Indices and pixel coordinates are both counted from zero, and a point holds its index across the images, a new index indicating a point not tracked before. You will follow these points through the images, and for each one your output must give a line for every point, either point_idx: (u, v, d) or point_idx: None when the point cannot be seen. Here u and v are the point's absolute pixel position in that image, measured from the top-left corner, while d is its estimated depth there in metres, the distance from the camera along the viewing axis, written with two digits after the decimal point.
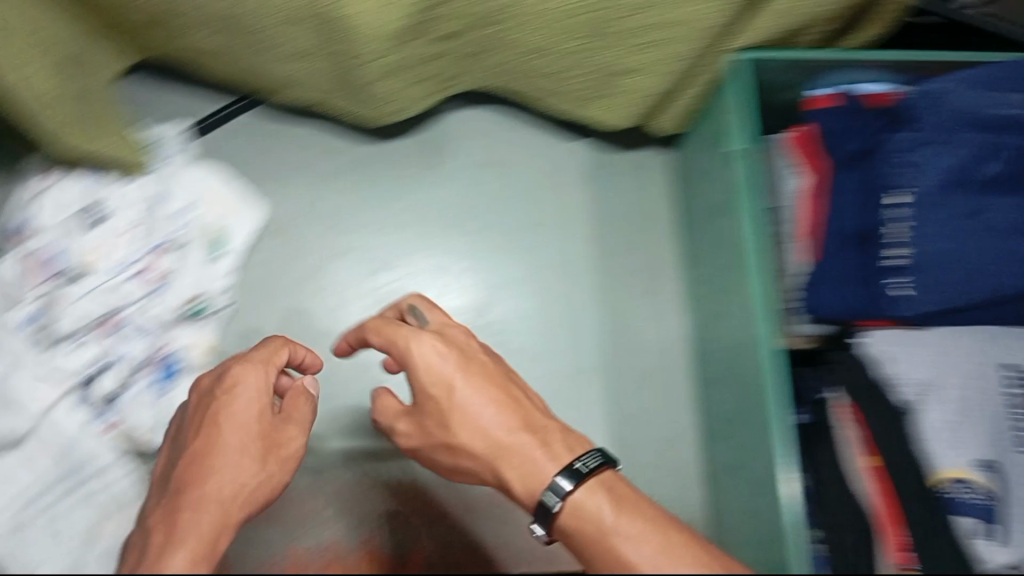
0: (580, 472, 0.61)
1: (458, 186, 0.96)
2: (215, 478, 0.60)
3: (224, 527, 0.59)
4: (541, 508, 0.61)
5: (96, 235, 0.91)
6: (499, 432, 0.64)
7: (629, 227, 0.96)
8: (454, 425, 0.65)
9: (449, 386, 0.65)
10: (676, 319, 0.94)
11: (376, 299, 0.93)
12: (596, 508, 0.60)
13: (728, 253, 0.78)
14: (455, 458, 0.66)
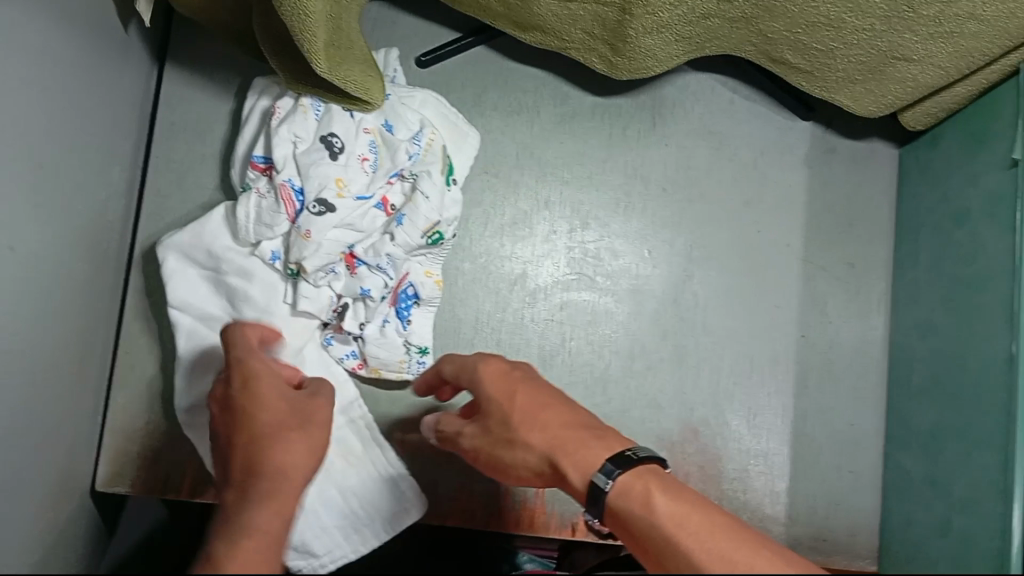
0: (626, 459, 0.61)
1: (681, 154, 0.95)
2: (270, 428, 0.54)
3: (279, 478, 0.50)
4: (592, 491, 0.61)
5: (335, 165, 0.82)
6: (552, 426, 0.65)
7: (843, 221, 0.94)
8: (504, 414, 0.66)
9: (508, 390, 0.67)
10: (879, 319, 0.93)
11: (570, 257, 0.92)
12: (639, 496, 0.60)
13: (978, 260, 0.78)
14: (522, 455, 0.65)
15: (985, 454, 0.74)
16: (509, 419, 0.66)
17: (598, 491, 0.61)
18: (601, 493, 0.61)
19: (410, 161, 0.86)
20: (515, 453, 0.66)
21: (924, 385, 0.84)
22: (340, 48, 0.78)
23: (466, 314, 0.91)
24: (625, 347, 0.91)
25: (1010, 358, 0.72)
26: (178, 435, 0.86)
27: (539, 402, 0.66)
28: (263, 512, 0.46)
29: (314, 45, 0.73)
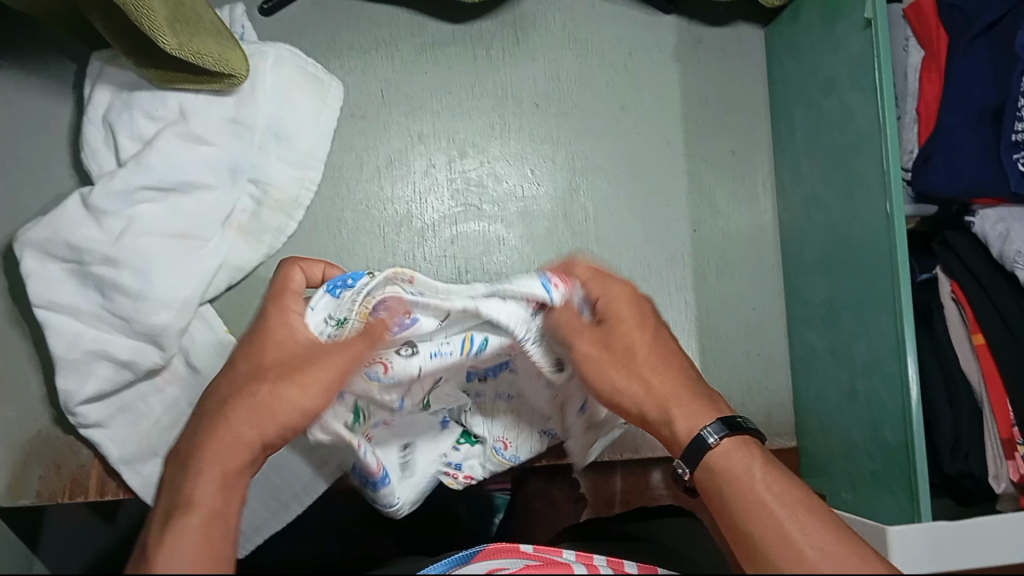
0: (737, 423, 0.57)
1: (550, 68, 0.92)
2: (263, 396, 0.53)
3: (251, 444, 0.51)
4: (694, 443, 0.57)
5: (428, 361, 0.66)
6: (668, 379, 0.60)
7: (720, 110, 0.94)
8: (626, 347, 0.60)
9: (635, 323, 0.60)
10: (767, 202, 0.94)
11: (452, 189, 0.90)
12: (746, 461, 0.56)
13: (848, 128, 0.78)
14: (638, 389, 0.59)
15: (877, 317, 0.75)
16: (635, 352, 0.60)
17: (704, 444, 0.57)
18: (704, 447, 0.56)
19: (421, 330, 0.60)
20: (625, 387, 0.59)
21: (816, 262, 0.85)
22: (188, 23, 0.73)
23: (356, 265, 0.89)
24: (523, 272, 0.90)
25: (886, 219, 0.73)
26: (77, 436, 0.84)
27: (665, 350, 0.61)
28: (207, 479, 0.47)
29: (153, 22, 0.68)
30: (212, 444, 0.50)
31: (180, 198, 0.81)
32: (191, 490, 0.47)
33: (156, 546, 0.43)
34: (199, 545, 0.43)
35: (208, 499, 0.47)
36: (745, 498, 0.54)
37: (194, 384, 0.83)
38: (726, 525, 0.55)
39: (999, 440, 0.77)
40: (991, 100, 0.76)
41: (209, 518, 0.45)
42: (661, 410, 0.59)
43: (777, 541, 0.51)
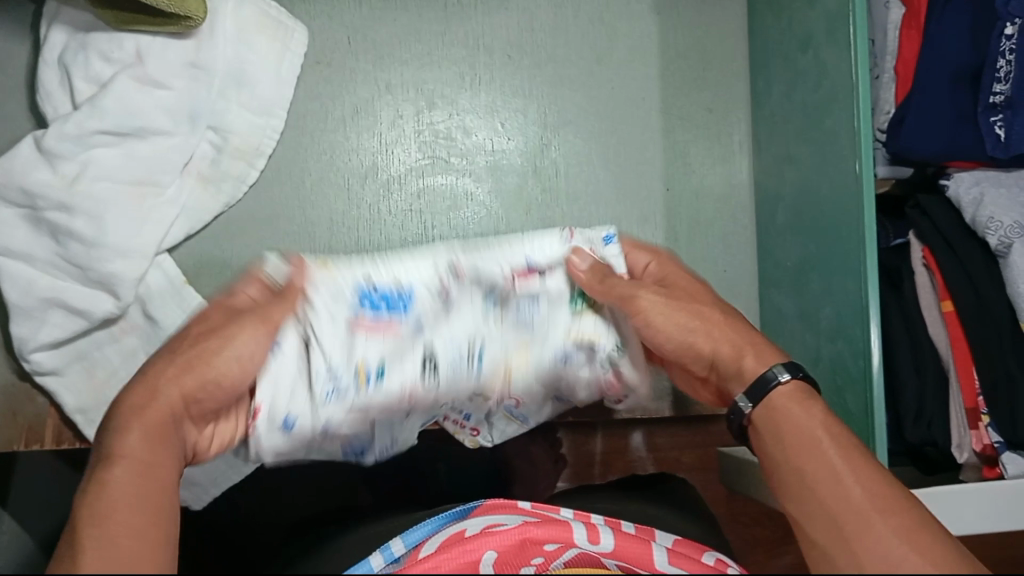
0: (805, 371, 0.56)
1: (524, 17, 0.89)
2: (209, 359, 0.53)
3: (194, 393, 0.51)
4: (760, 380, 0.55)
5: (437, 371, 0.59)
6: (719, 325, 0.60)
7: (697, 66, 0.91)
8: (686, 296, 0.61)
9: (689, 284, 0.63)
10: (743, 162, 0.92)
11: (420, 141, 0.88)
12: (811, 406, 0.53)
13: (822, 85, 0.77)
14: (704, 330, 0.59)
15: (844, 281, 0.75)
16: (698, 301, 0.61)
17: (772, 381, 0.55)
18: (770, 384, 0.54)
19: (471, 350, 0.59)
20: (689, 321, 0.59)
21: (788, 223, 0.84)
22: None
23: (320, 216, 0.87)
24: (489, 228, 0.89)
25: (855, 180, 0.71)
26: (33, 384, 0.82)
27: (717, 302, 0.62)
28: (140, 433, 0.48)
29: None
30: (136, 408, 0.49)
31: (136, 144, 0.79)
32: (116, 445, 0.47)
33: (87, 499, 0.45)
34: (136, 496, 0.44)
35: (139, 452, 0.47)
36: (804, 435, 0.51)
37: (153, 334, 0.81)
38: (778, 466, 0.51)
39: (963, 409, 0.77)
40: (969, 58, 0.74)
41: (141, 472, 0.46)
42: (736, 352, 0.58)
43: (822, 479, 0.48)
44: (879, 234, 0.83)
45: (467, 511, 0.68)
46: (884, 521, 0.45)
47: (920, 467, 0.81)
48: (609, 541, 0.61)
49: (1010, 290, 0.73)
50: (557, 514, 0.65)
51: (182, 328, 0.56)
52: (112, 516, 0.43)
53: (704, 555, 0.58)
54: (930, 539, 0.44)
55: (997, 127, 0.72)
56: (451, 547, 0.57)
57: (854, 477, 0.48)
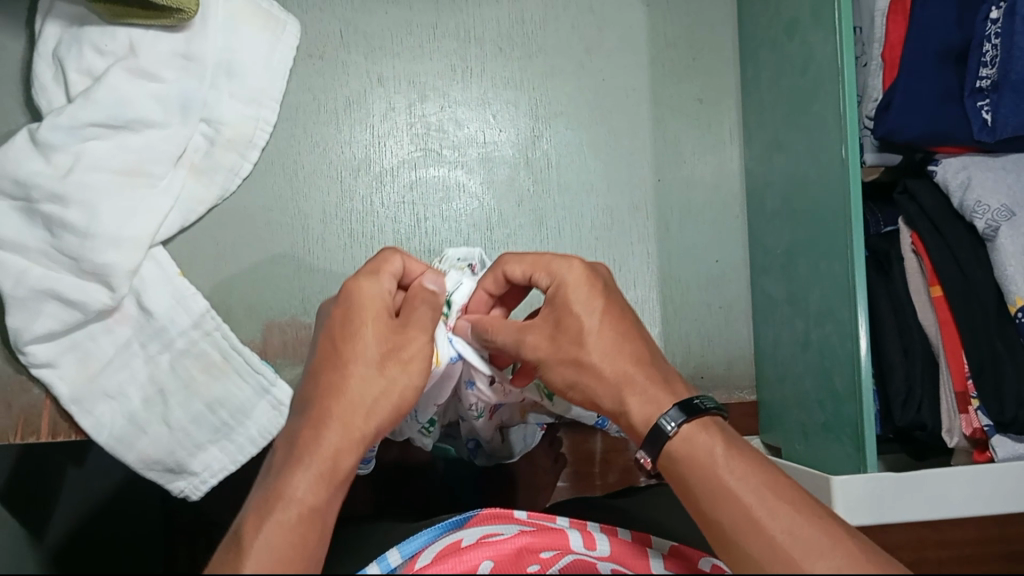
0: (695, 406, 0.52)
1: (514, 9, 0.90)
2: (377, 387, 0.51)
3: (352, 433, 0.49)
4: (652, 431, 0.52)
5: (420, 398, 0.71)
6: (608, 373, 0.55)
7: (686, 55, 0.92)
8: (574, 341, 0.56)
9: (586, 310, 0.55)
10: (733, 151, 0.92)
11: (412, 133, 0.89)
12: (710, 445, 0.50)
13: (808, 69, 0.77)
14: (589, 381, 0.55)
15: (830, 265, 0.76)
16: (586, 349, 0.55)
17: (662, 433, 0.52)
18: (663, 435, 0.51)
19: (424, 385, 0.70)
20: (578, 374, 0.56)
21: (777, 210, 0.84)
22: None
23: (312, 208, 0.88)
24: (482, 218, 0.89)
25: (841, 163, 0.72)
26: (28, 375, 0.83)
27: (621, 332, 0.55)
28: (307, 472, 0.46)
29: None
30: (328, 399, 0.50)
31: (128, 135, 0.79)
32: (286, 480, 0.46)
33: (247, 540, 0.43)
34: (278, 552, 0.42)
35: (308, 495, 0.46)
36: (719, 491, 0.48)
37: (147, 325, 0.82)
38: (695, 515, 0.49)
39: (952, 394, 0.77)
40: (956, 42, 0.74)
41: (307, 514, 0.45)
42: (614, 394, 0.55)
43: (748, 530, 0.46)
44: (869, 219, 0.84)
45: (462, 521, 0.69)
46: (806, 559, 0.44)
47: (910, 452, 0.82)
48: (606, 548, 0.62)
49: (996, 272, 0.74)
50: (552, 523, 0.67)
51: (353, 307, 0.54)
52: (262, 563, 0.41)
53: (703, 558, 0.62)
54: (857, 563, 0.44)
55: (984, 111, 0.73)
56: (447, 558, 0.59)
57: (771, 524, 0.46)
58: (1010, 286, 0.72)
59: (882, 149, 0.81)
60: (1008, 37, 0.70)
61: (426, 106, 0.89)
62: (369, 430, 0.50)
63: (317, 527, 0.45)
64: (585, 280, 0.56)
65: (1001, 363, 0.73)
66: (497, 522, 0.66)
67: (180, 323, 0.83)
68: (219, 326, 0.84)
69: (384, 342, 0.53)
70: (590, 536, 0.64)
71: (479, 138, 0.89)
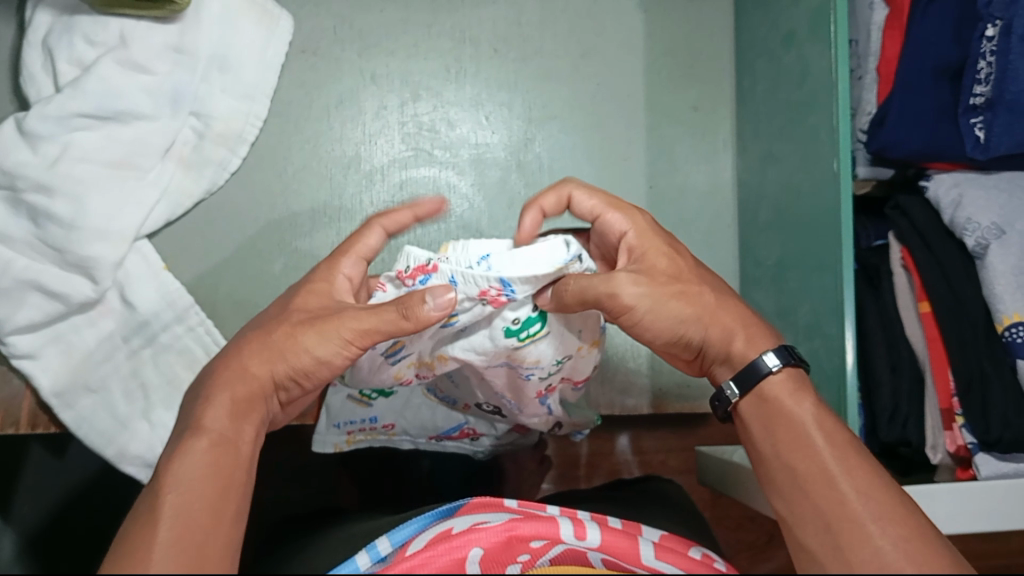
0: (794, 355, 0.61)
1: (511, 11, 0.89)
2: (281, 338, 0.60)
3: (250, 378, 0.58)
4: (751, 368, 0.60)
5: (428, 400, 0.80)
6: (704, 313, 0.62)
7: (683, 63, 0.91)
8: (668, 279, 0.61)
9: (667, 255, 0.63)
10: (727, 160, 0.92)
11: (404, 132, 0.88)
12: (798, 404, 0.58)
13: (804, 82, 0.77)
14: (693, 320, 0.62)
15: (820, 278, 0.76)
16: (685, 279, 0.62)
17: (762, 371, 0.60)
18: (763, 373, 0.60)
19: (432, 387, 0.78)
20: (682, 309, 0.61)
21: (768, 222, 0.84)
22: None
23: (301, 205, 0.87)
24: (472, 221, 0.88)
25: (834, 177, 0.72)
26: (10, 365, 0.81)
27: (704, 277, 0.64)
28: (219, 410, 0.55)
29: None
30: (260, 350, 0.59)
31: (118, 127, 0.79)
32: (202, 417, 0.55)
33: (170, 468, 0.51)
34: (196, 479, 0.50)
35: (219, 426, 0.54)
36: (795, 436, 0.56)
37: (132, 320, 0.81)
38: (767, 457, 0.57)
39: (938, 411, 0.77)
40: (951, 58, 0.74)
41: (217, 444, 0.53)
42: (726, 334, 0.62)
43: (817, 481, 0.53)
44: (861, 234, 0.85)
45: (452, 509, 0.68)
46: (876, 523, 0.50)
47: (897, 468, 0.82)
48: (595, 536, 0.62)
49: (985, 292, 0.73)
50: (544, 511, 0.67)
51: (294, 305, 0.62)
52: (180, 495, 0.49)
53: (690, 550, 0.63)
54: (925, 545, 0.49)
55: (977, 128, 0.73)
56: (437, 544, 0.60)
57: (846, 484, 0.53)
58: (996, 307, 0.72)
59: (875, 163, 0.81)
60: (1002, 55, 0.69)
61: (421, 104, 0.88)
62: (272, 376, 0.59)
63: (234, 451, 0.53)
64: (652, 220, 0.65)
65: (989, 384, 0.73)
66: (486, 512, 0.66)
67: (162, 316, 0.82)
68: (202, 320, 0.84)
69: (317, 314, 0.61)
70: (581, 523, 0.64)
71: (470, 139, 0.89)
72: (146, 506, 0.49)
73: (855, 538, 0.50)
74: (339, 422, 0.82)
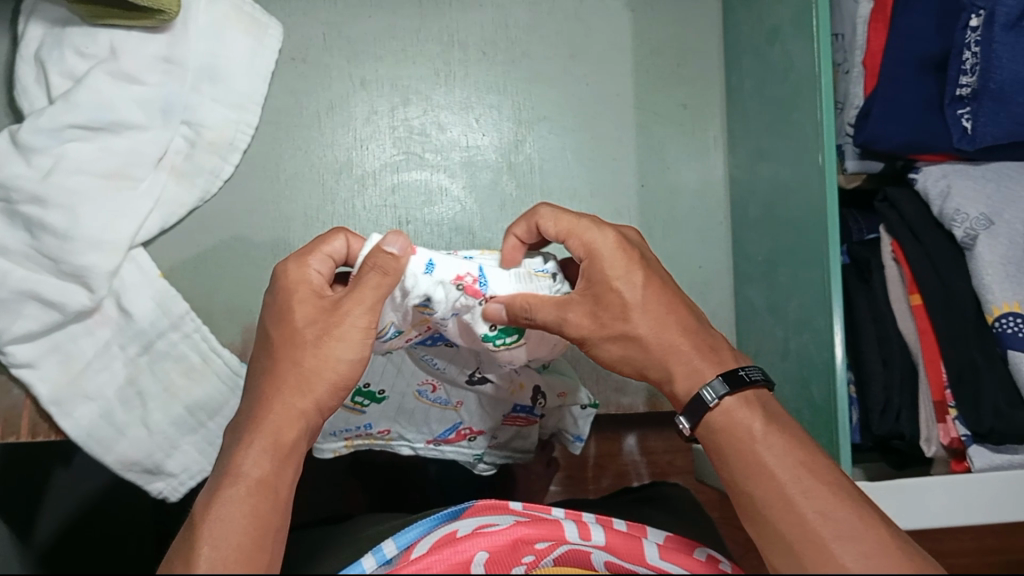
0: (740, 380, 0.59)
1: (498, 14, 0.90)
2: (310, 362, 0.59)
3: (292, 417, 0.58)
4: (694, 402, 0.59)
5: (423, 399, 0.80)
6: (649, 347, 0.61)
7: (672, 63, 0.91)
8: (617, 319, 0.60)
9: (625, 285, 0.60)
10: (718, 158, 0.92)
11: (395, 137, 0.89)
12: (748, 421, 0.58)
13: (788, 78, 0.77)
14: (636, 354, 0.61)
15: (808, 272, 0.76)
16: (629, 324, 0.60)
17: (703, 403, 0.59)
18: (705, 406, 0.59)
19: (421, 389, 0.79)
20: (622, 350, 0.62)
21: (758, 218, 0.84)
22: None
23: (294, 211, 0.87)
24: (464, 224, 0.89)
25: (819, 171, 0.72)
26: (9, 375, 0.82)
27: (663, 306, 0.61)
28: (255, 452, 0.56)
29: None
30: (285, 377, 0.59)
31: (110, 138, 0.80)
32: (239, 463, 0.56)
33: (207, 517, 0.53)
34: (235, 527, 0.52)
35: (254, 469, 0.55)
36: (749, 460, 0.56)
37: (127, 328, 0.82)
38: (728, 481, 0.57)
39: (931, 403, 0.77)
40: (935, 48, 0.74)
41: (255, 489, 0.54)
42: (666, 374, 0.61)
43: (775, 503, 0.54)
44: (852, 227, 0.85)
45: (458, 511, 0.68)
46: (834, 539, 0.51)
47: (891, 462, 0.83)
48: (601, 537, 0.63)
49: (975, 282, 0.73)
50: (549, 514, 0.67)
51: (290, 315, 0.60)
52: (220, 552, 0.50)
53: (696, 551, 0.63)
54: (884, 552, 0.50)
55: (964, 119, 0.73)
56: (441, 548, 0.59)
57: (803, 503, 0.53)
58: (984, 296, 0.73)
59: (861, 158, 0.81)
60: (986, 45, 0.70)
61: (410, 108, 0.89)
62: (311, 404, 0.59)
63: (272, 492, 0.55)
64: (619, 244, 0.60)
65: (980, 380, 0.73)
66: (492, 514, 0.66)
67: (158, 325, 0.83)
68: (198, 327, 0.84)
69: (319, 316, 0.59)
70: (587, 527, 0.64)
71: (460, 141, 0.89)
72: (186, 554, 0.51)
73: (816, 555, 0.50)
74: (333, 429, 0.81)
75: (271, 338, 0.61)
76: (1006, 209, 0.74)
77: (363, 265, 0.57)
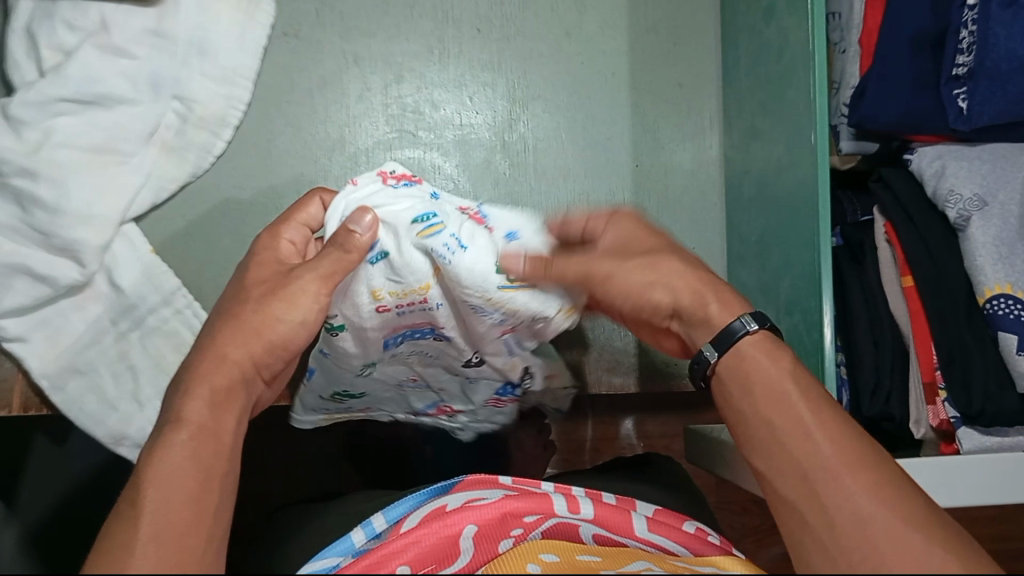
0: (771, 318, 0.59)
1: None
2: (256, 318, 0.60)
3: (226, 366, 0.57)
4: (726, 331, 0.59)
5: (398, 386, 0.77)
6: (675, 278, 0.63)
7: (668, 41, 0.90)
8: (645, 252, 0.64)
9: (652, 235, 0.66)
10: (713, 139, 0.91)
11: (388, 114, 0.88)
12: (770, 361, 0.57)
13: (783, 57, 0.76)
14: (657, 278, 0.63)
15: (800, 253, 0.76)
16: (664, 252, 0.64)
17: (738, 331, 0.58)
18: (739, 334, 0.58)
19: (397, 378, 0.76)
20: (646, 276, 0.63)
21: (751, 199, 0.84)
22: None
23: (286, 188, 0.87)
24: None
25: (811, 151, 0.72)
26: None
27: (683, 250, 0.66)
28: (198, 400, 0.54)
29: None
30: (229, 330, 0.59)
31: (99, 112, 0.79)
32: (180, 410, 0.53)
33: (147, 463, 0.50)
34: (175, 470, 0.49)
35: (197, 415, 0.53)
36: (773, 393, 0.55)
37: (116, 303, 0.82)
38: (747, 414, 0.56)
39: (921, 384, 0.77)
40: (931, 26, 0.74)
41: (198, 434, 0.51)
42: (699, 296, 0.62)
43: (795, 434, 0.52)
44: (847, 209, 0.84)
45: (448, 485, 0.68)
46: (852, 472, 0.49)
47: (882, 443, 0.83)
48: (589, 510, 0.62)
49: (968, 263, 0.73)
50: (538, 488, 0.67)
51: (250, 281, 0.63)
52: (161, 496, 0.48)
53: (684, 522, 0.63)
54: (899, 488, 0.48)
55: (960, 99, 0.72)
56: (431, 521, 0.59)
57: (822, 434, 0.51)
58: (977, 278, 0.73)
59: (856, 139, 0.81)
60: (982, 23, 0.69)
61: (403, 85, 0.88)
62: (250, 358, 0.59)
63: (216, 437, 0.52)
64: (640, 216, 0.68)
65: (971, 361, 0.74)
66: (481, 488, 0.66)
67: (148, 300, 0.83)
68: (189, 303, 0.84)
69: (274, 280, 0.63)
70: (575, 499, 0.63)
71: (453, 119, 0.89)
72: (129, 500, 0.49)
73: (832, 489, 0.49)
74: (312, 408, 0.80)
75: (231, 295, 0.63)
76: (1004, 188, 0.73)
77: (329, 242, 0.61)
